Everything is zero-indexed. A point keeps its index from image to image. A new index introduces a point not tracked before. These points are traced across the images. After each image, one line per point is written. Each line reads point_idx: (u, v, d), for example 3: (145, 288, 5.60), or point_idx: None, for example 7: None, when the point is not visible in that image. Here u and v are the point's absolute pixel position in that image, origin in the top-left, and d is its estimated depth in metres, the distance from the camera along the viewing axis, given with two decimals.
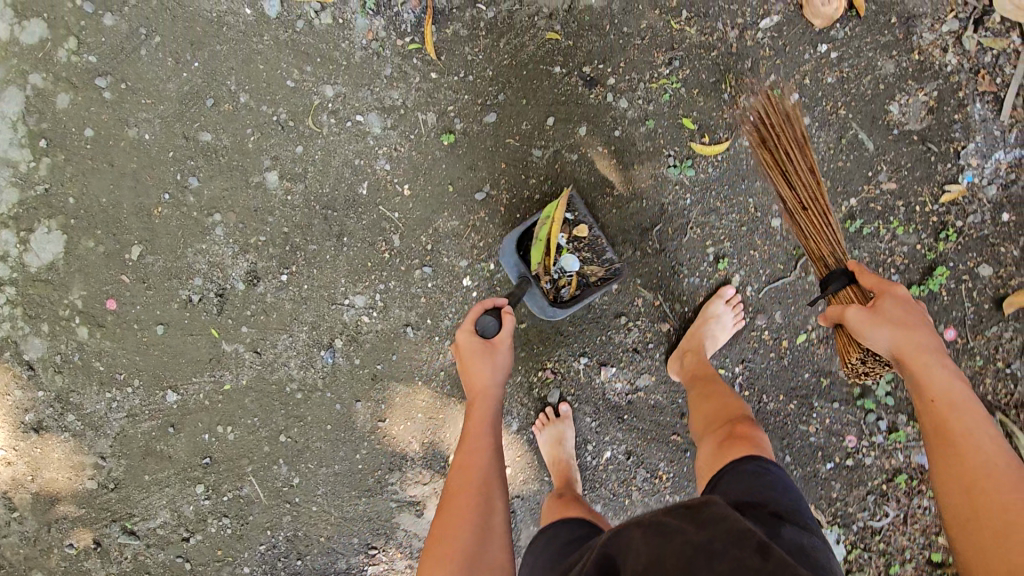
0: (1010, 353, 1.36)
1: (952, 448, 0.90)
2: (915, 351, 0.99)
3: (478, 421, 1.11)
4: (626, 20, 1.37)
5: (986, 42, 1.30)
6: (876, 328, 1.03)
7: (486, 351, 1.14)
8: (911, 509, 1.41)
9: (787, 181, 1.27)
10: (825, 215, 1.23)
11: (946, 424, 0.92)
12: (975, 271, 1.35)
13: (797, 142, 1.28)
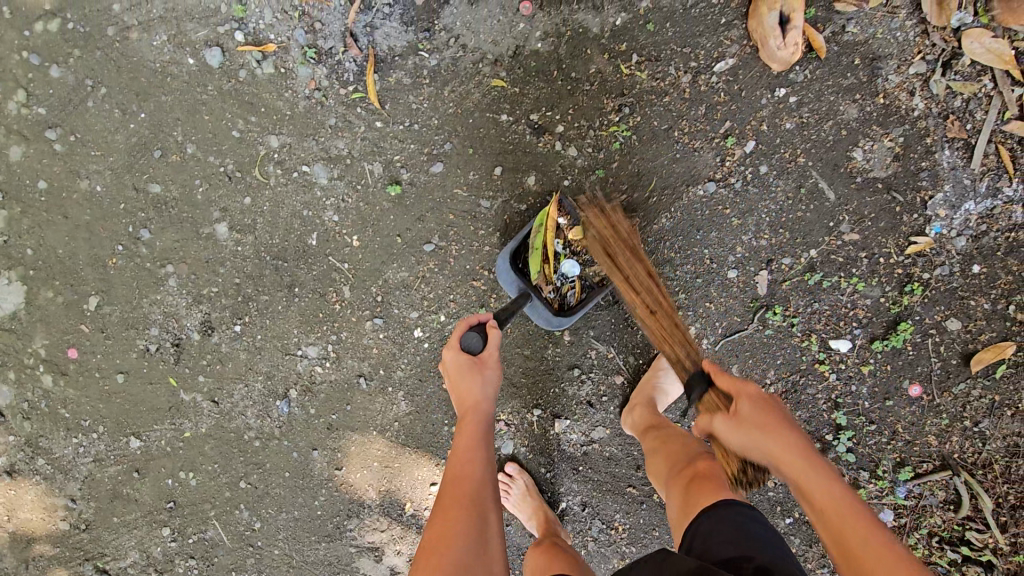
0: (978, 411, 1.30)
1: (852, 551, 0.80)
2: (790, 456, 0.89)
3: (468, 440, 1.00)
4: (574, 65, 1.31)
5: (955, 86, 1.21)
6: (740, 434, 0.94)
7: (474, 368, 1.03)
8: None
9: (630, 288, 1.18)
10: (673, 321, 1.16)
11: (835, 527, 0.83)
12: (942, 325, 1.30)
13: (627, 239, 1.19)
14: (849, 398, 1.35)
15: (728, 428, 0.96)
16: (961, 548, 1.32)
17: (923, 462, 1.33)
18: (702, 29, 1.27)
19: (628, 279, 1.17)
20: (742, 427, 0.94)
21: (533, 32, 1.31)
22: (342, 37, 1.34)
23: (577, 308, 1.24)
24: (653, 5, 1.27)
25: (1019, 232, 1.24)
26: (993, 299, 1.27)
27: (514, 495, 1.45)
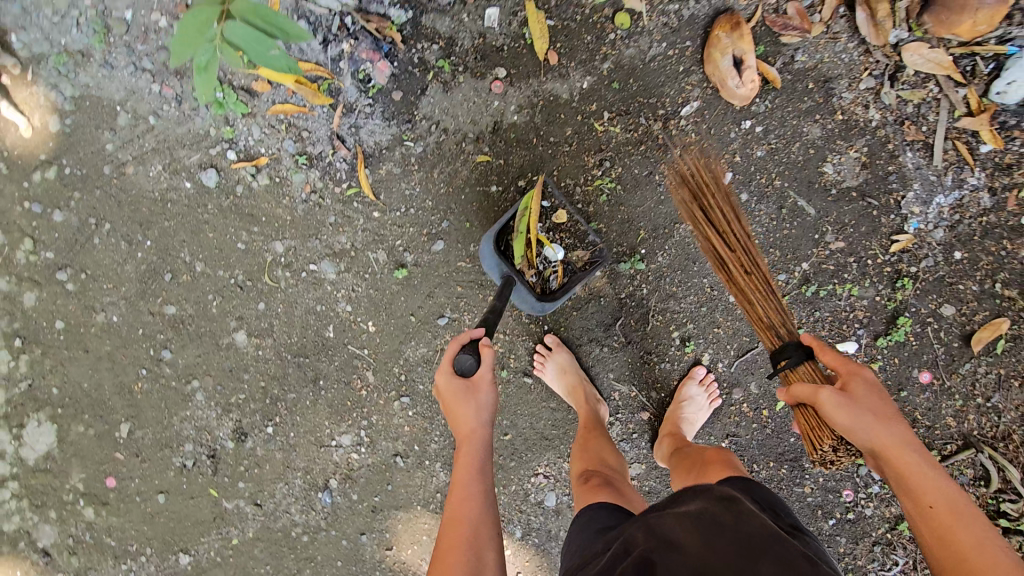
0: (987, 387, 1.38)
1: (957, 543, 0.89)
2: (897, 446, 0.97)
3: (466, 469, 1.00)
4: (552, 130, 1.42)
5: (906, 95, 1.36)
6: (853, 413, 1.00)
7: (467, 393, 1.04)
8: (918, 554, 1.46)
9: (725, 239, 1.21)
10: (768, 283, 1.21)
11: (943, 523, 0.91)
12: (938, 312, 1.39)
13: (734, 202, 1.22)
14: None
15: (840, 406, 1.01)
16: (999, 520, 1.38)
17: (947, 444, 1.40)
18: (663, 79, 1.40)
19: (722, 228, 1.21)
20: (856, 408, 1.00)
21: (508, 107, 1.42)
22: (330, 140, 1.41)
23: (561, 292, 1.30)
24: (614, 65, 1.40)
25: (988, 216, 1.37)
26: (976, 281, 1.38)
27: (550, 371, 1.44)
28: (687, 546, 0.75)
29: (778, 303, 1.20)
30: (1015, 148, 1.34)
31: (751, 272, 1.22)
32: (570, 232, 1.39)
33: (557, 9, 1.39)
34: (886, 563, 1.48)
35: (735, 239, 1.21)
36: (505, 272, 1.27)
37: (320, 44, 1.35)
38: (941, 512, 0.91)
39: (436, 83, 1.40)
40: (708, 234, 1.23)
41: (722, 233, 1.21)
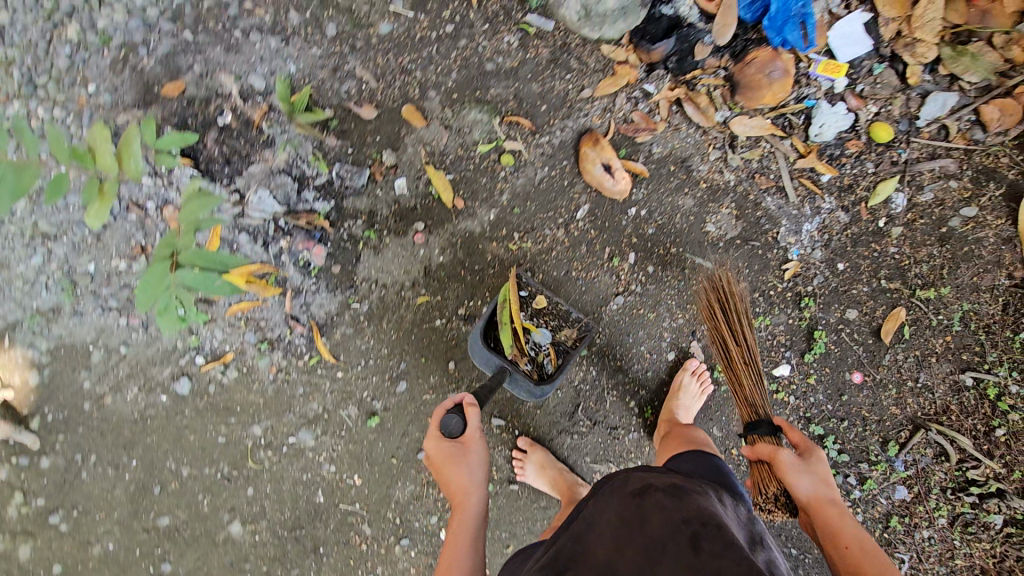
0: (912, 369, 1.57)
1: None
2: (830, 503, 1.18)
3: (460, 530, 1.12)
4: (474, 259, 1.65)
5: (747, 155, 1.63)
6: (803, 472, 1.22)
7: (460, 454, 1.15)
8: (919, 544, 1.54)
9: (735, 337, 1.45)
10: (760, 379, 1.42)
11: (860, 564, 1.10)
12: (845, 317, 1.60)
13: (748, 315, 1.49)
14: (814, 409, 1.59)
15: (795, 466, 1.23)
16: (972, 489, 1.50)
17: (901, 432, 1.55)
18: (555, 194, 1.67)
19: (733, 329, 1.47)
20: (805, 469, 1.22)
21: (433, 251, 1.64)
22: (286, 322, 1.59)
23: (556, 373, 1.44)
24: (511, 194, 1.66)
25: (851, 229, 1.63)
26: (863, 283, 1.61)
27: (530, 471, 1.55)
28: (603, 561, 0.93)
29: (765, 397, 1.41)
30: (848, 171, 1.63)
31: (749, 367, 1.44)
32: (553, 314, 1.55)
33: (451, 165, 1.67)
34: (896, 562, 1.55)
35: (742, 339, 1.46)
36: (499, 363, 1.43)
37: (260, 246, 1.56)
38: (855, 552, 1.12)
39: (367, 249, 1.61)
40: (720, 334, 1.48)
41: (733, 333, 1.46)
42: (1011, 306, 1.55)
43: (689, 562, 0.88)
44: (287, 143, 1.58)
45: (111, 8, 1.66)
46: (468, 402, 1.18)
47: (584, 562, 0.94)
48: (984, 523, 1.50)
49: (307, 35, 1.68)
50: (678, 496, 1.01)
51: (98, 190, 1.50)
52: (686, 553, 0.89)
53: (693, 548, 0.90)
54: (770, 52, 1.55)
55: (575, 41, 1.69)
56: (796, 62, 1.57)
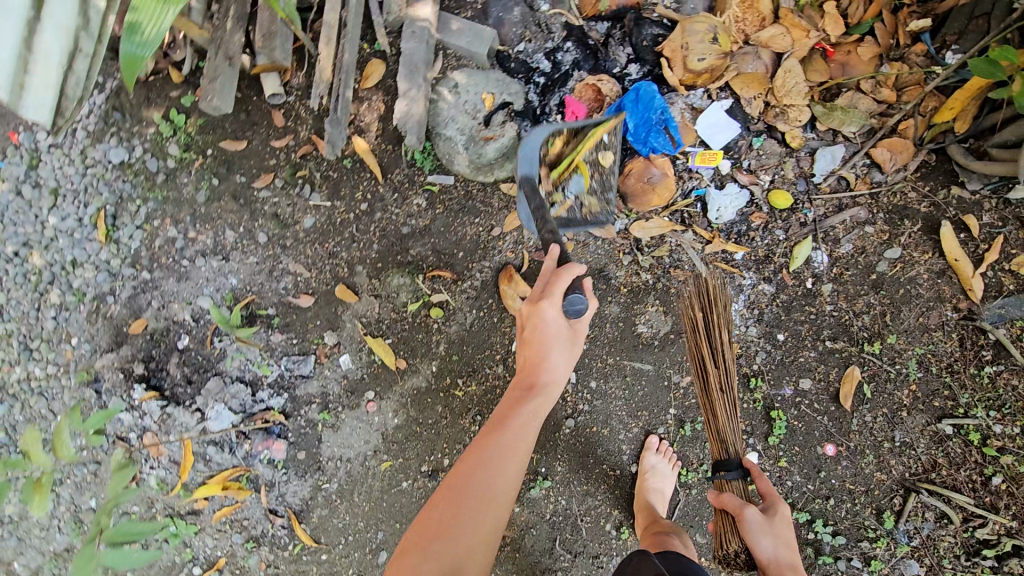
0: (884, 429, 1.51)
1: None
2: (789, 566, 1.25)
3: (539, 409, 1.24)
4: (426, 414, 1.74)
5: (657, 253, 1.67)
6: (765, 533, 1.27)
7: (567, 343, 1.27)
8: None
9: (713, 356, 1.47)
10: (734, 403, 1.47)
11: None
12: (800, 388, 1.57)
13: (729, 327, 1.48)
14: (795, 492, 1.53)
15: (758, 527, 1.28)
16: (986, 552, 1.43)
17: (893, 499, 1.48)
18: (488, 333, 1.77)
19: (714, 348, 1.46)
20: (768, 529, 1.28)
21: (387, 415, 1.74)
22: (266, 516, 1.70)
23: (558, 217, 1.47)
24: (447, 343, 1.76)
25: (780, 297, 1.62)
26: (809, 347, 1.58)
27: None
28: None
29: (736, 422, 1.46)
30: (759, 243, 1.64)
31: (723, 392, 1.48)
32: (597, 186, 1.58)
33: (388, 329, 1.78)
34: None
35: (721, 358, 1.47)
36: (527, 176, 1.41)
37: (228, 453, 1.69)
38: None
39: (326, 429, 1.72)
40: (698, 355, 1.49)
41: (714, 353, 1.46)
42: (966, 340, 1.50)
43: None
44: (236, 353, 1.73)
45: (84, 267, 1.92)
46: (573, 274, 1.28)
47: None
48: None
49: (244, 247, 1.87)
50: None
51: (35, 486, 1.32)
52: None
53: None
54: (643, 160, 1.62)
55: (475, 187, 1.82)
56: (672, 160, 1.64)
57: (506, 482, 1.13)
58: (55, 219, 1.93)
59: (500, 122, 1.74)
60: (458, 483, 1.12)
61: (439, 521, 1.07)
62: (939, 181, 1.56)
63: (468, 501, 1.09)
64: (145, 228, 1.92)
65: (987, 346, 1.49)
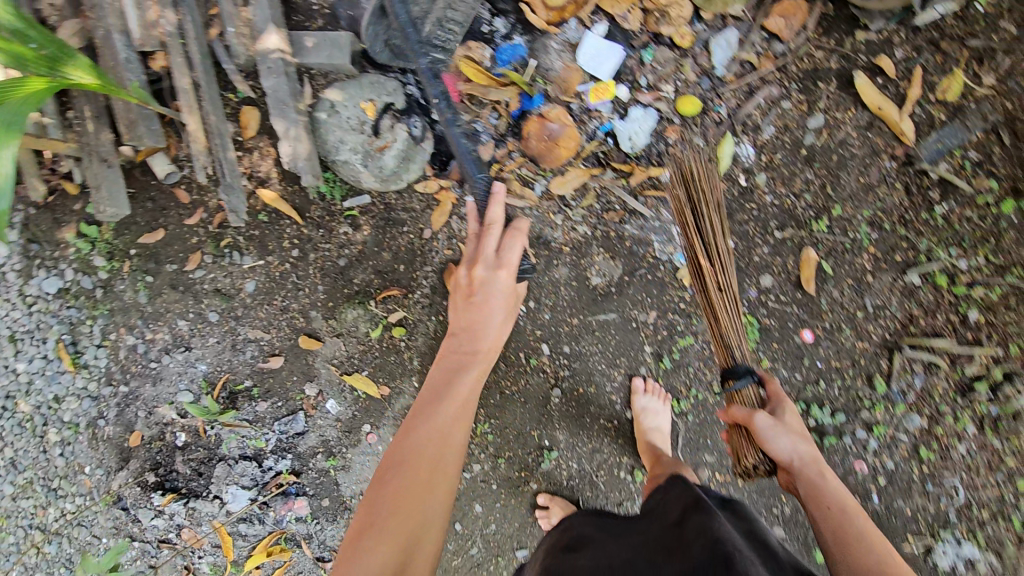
0: (853, 298, 1.51)
1: (856, 549, 1.03)
2: (810, 463, 1.16)
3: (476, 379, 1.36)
4: None
5: (585, 203, 1.62)
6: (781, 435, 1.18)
7: (504, 317, 1.42)
8: (960, 461, 1.46)
9: (704, 245, 1.36)
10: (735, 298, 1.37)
11: (848, 531, 1.07)
12: (763, 285, 1.54)
13: (720, 210, 1.38)
14: (787, 386, 1.53)
15: (771, 429, 1.19)
16: (979, 386, 1.46)
17: (880, 363, 1.50)
18: None
19: (705, 239, 1.36)
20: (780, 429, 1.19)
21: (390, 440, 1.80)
22: (316, 564, 1.79)
23: None
24: (420, 356, 1.80)
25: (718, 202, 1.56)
26: (762, 243, 1.54)
27: None
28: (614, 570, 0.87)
29: (737, 316, 1.38)
30: None
31: (722, 291, 1.37)
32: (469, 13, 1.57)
33: (361, 361, 1.80)
34: (949, 490, 1.47)
35: (716, 248, 1.36)
36: None
37: (259, 524, 1.76)
38: (837, 512, 1.10)
39: (339, 471, 1.79)
40: (690, 244, 1.38)
41: (706, 244, 1.36)
42: (912, 187, 1.50)
43: None
44: (230, 435, 1.79)
45: (68, 400, 1.88)
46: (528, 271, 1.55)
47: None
48: (1011, 412, 1.44)
49: (202, 330, 1.86)
50: (707, 513, 0.91)
51: None
52: (707, 524, 0.88)
53: (711, 518, 0.89)
54: (537, 119, 1.58)
55: (392, 197, 1.77)
56: (568, 106, 1.59)
57: (453, 445, 1.21)
58: (23, 364, 1.85)
59: (388, 127, 1.67)
60: (411, 454, 1.17)
61: (403, 492, 1.11)
62: (841, 33, 1.50)
63: (417, 467, 1.14)
64: (106, 343, 1.88)
65: (933, 186, 1.49)
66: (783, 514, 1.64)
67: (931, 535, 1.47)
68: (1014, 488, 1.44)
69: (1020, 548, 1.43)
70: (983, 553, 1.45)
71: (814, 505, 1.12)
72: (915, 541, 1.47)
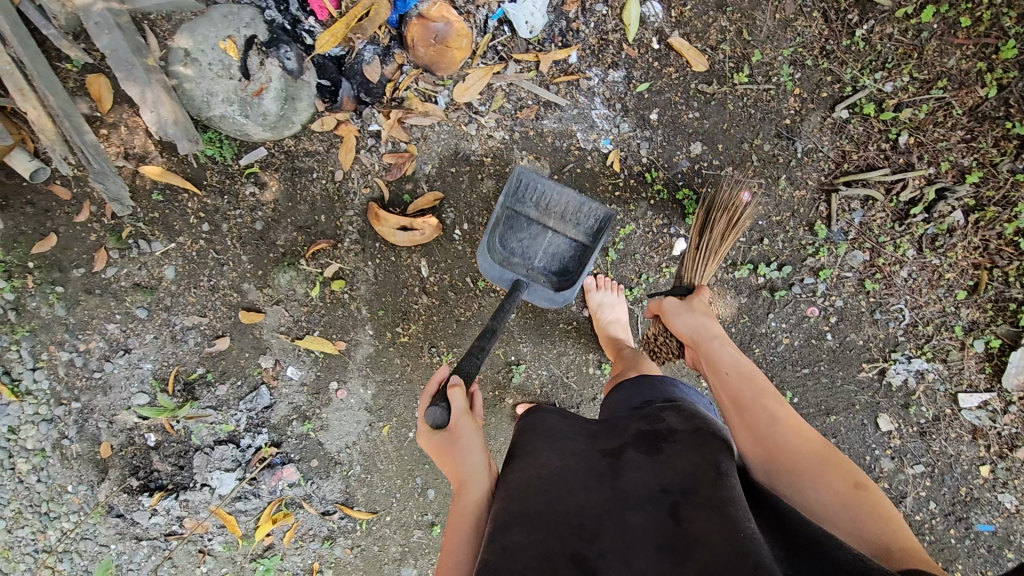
0: (785, 147, 1.48)
1: (749, 413, 1.04)
2: (710, 340, 1.22)
3: (465, 509, 0.99)
4: (389, 373, 1.75)
5: (496, 105, 1.53)
6: (685, 313, 1.30)
7: (452, 441, 1.06)
8: (903, 285, 1.50)
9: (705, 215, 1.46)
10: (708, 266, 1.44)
11: (741, 396, 1.07)
12: (694, 153, 1.50)
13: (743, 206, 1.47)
14: (732, 252, 1.52)
15: (676, 309, 1.32)
16: (916, 210, 1.46)
17: (819, 207, 1.49)
18: (396, 273, 1.68)
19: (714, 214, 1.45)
20: (693, 313, 1.30)
21: (360, 392, 1.76)
22: (323, 519, 1.82)
23: None
24: (366, 303, 1.70)
25: (634, 75, 1.49)
26: (688, 108, 1.48)
27: None
28: (572, 486, 0.84)
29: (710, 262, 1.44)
30: (588, 32, 1.48)
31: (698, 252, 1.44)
32: None
33: (309, 323, 1.71)
34: (896, 314, 1.52)
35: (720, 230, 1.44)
36: None
37: (255, 498, 1.77)
38: (735, 374, 1.12)
39: (319, 432, 1.78)
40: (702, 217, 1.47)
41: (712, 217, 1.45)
42: (829, 14, 1.42)
43: (666, 531, 0.77)
44: (199, 425, 1.74)
45: (25, 428, 1.72)
46: (462, 382, 1.12)
47: (540, 497, 0.83)
48: (947, 229, 1.46)
49: (135, 329, 1.71)
50: (655, 451, 0.89)
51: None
52: (657, 466, 0.86)
53: (660, 460, 0.87)
54: (418, 21, 1.44)
55: (289, 143, 1.60)
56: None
57: None
58: None
59: (258, 66, 1.47)
60: None
61: None
62: None
63: None
64: (41, 365, 1.71)
65: (850, 9, 1.42)
66: None
67: (886, 358, 1.54)
68: (954, 300, 1.50)
69: (963, 353, 1.51)
70: (931, 363, 1.53)
71: (742, 425, 1.03)
72: (870, 368, 1.55)
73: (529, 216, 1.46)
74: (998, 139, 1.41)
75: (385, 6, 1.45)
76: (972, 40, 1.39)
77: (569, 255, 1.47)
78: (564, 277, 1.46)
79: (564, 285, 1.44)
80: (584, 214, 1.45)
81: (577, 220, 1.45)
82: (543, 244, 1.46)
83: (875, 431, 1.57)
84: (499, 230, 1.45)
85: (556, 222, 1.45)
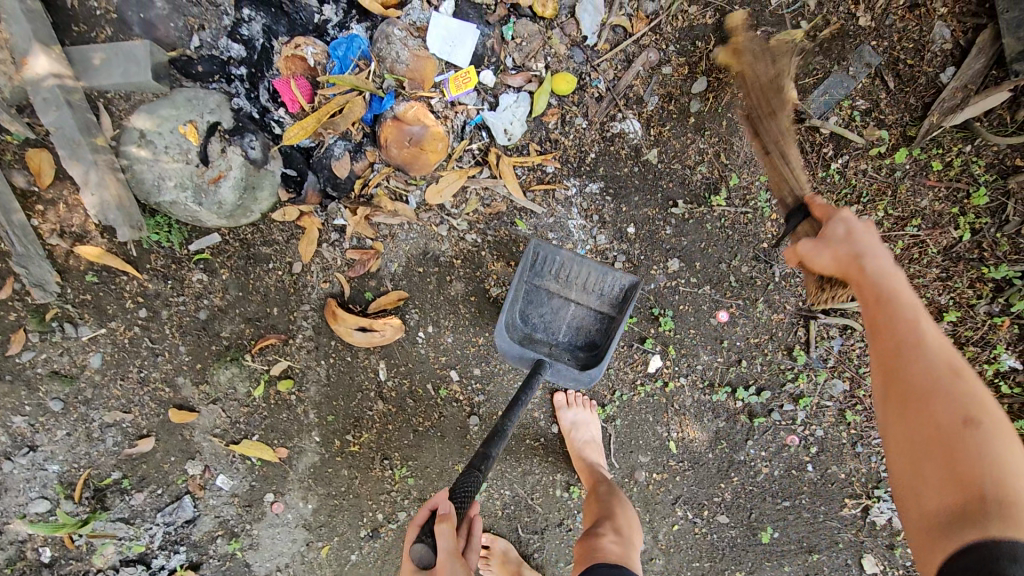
0: (763, 269, 1.45)
1: (889, 345, 0.84)
2: (856, 264, 0.94)
3: None
4: (335, 484, 1.57)
5: (469, 209, 1.48)
6: (823, 247, 0.97)
7: None
8: None
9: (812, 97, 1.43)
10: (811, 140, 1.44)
11: (879, 324, 0.87)
12: (672, 269, 1.46)
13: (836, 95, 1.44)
14: (709, 371, 1.47)
15: (811, 246, 0.99)
16: None
17: (797, 332, 1.46)
18: (350, 376, 1.54)
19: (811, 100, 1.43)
20: (829, 245, 0.97)
21: (298, 507, 1.57)
22: None
23: None
24: (314, 407, 1.54)
25: (610, 188, 1.46)
26: (665, 224, 1.46)
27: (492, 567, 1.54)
28: None
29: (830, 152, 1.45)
30: (567, 143, 1.46)
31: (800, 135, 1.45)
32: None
33: (248, 426, 1.54)
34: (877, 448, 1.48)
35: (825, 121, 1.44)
36: None
37: None
38: (877, 305, 0.88)
39: (247, 552, 1.57)
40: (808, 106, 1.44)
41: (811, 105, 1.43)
42: (805, 145, 1.44)
43: None
44: (105, 541, 1.50)
45: None
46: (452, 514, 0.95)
47: None
48: None
49: (45, 424, 1.49)
50: None
51: None
52: None
53: None
54: (393, 122, 1.38)
55: (246, 232, 1.49)
56: (427, 103, 1.41)
57: None
58: None
59: (218, 151, 1.38)
60: None
61: None
62: None
63: None
64: None
65: (825, 143, 1.44)
66: (724, 501, 1.50)
67: (867, 493, 1.48)
68: None
69: None
70: None
71: (884, 354, 0.85)
72: (853, 504, 1.48)
73: (549, 289, 1.34)
74: (975, 281, 1.43)
75: (361, 105, 1.41)
76: (943, 183, 1.42)
77: (595, 330, 1.34)
78: (590, 354, 1.33)
79: (591, 362, 1.31)
80: (607, 284, 1.34)
81: (598, 289, 1.34)
82: (569, 323, 1.35)
83: (860, 572, 1.51)
84: (518, 305, 1.34)
85: (579, 292, 1.34)
